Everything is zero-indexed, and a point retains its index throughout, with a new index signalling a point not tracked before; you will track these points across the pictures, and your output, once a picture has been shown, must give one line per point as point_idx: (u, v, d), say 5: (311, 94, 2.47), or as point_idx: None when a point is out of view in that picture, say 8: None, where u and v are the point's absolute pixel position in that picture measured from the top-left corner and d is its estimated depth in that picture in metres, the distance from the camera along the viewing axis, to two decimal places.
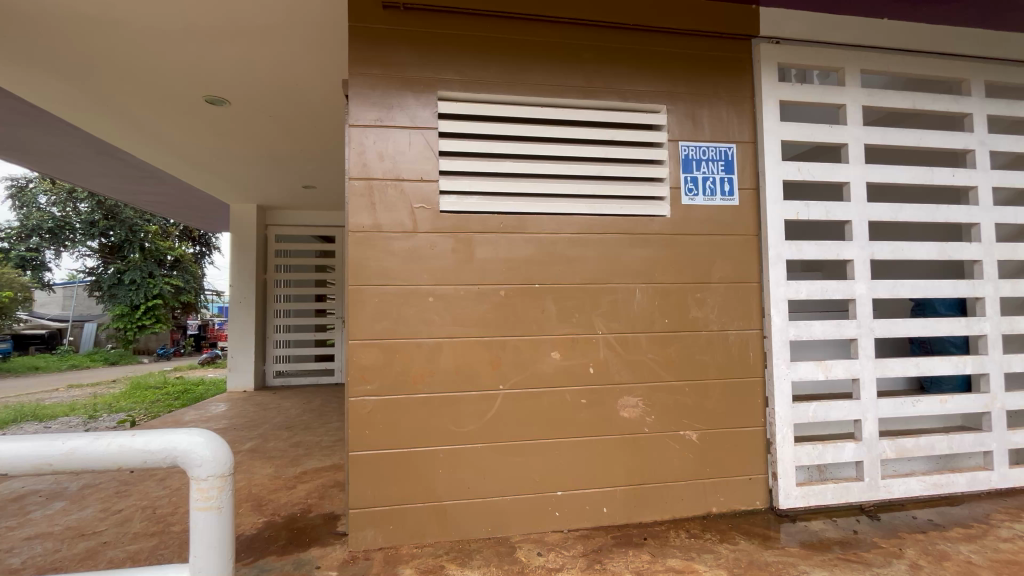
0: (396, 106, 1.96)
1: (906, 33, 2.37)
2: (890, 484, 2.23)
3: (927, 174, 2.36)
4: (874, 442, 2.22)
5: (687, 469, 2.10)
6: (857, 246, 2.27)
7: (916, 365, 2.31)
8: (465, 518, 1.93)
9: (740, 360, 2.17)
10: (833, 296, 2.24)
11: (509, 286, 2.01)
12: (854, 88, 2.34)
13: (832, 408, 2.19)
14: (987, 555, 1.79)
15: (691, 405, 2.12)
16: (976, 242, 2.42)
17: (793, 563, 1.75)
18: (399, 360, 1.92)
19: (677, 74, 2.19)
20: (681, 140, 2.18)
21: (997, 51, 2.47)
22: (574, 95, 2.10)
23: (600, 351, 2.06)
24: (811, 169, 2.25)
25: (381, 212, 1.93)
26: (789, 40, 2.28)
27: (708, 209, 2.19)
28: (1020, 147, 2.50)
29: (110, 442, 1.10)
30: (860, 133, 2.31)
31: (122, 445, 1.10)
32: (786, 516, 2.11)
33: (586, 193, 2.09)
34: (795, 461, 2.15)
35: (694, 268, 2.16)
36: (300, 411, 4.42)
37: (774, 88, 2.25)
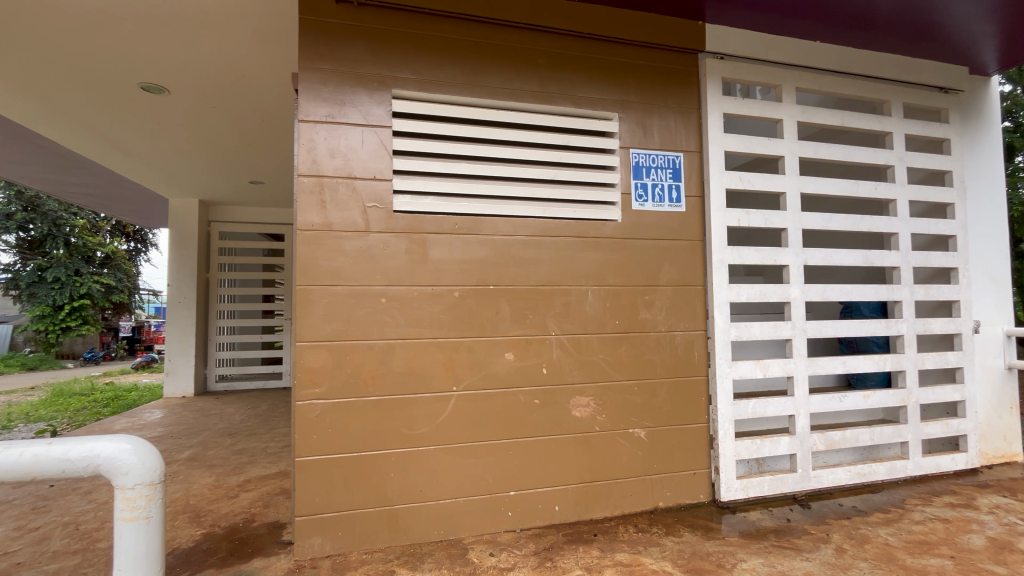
0: (348, 103, 1.92)
1: (834, 57, 2.57)
2: (820, 474, 2.39)
3: (854, 187, 2.55)
4: (806, 436, 2.38)
5: (636, 466, 2.17)
6: (792, 252, 2.43)
7: (843, 363, 2.49)
8: (417, 521, 1.91)
9: (686, 360, 2.27)
10: (770, 299, 2.38)
11: (463, 288, 2.01)
12: (790, 104, 2.50)
13: (769, 404, 2.34)
14: (902, 537, 1.95)
15: (640, 403, 2.19)
16: (895, 251, 2.64)
17: (732, 552, 1.84)
18: (350, 362, 1.87)
19: (629, 84, 2.27)
20: (632, 148, 2.25)
21: (912, 76, 2.72)
22: (529, 99, 2.12)
23: (553, 351, 2.09)
24: (752, 179, 2.39)
25: (332, 210, 1.89)
26: (732, 56, 2.41)
27: (658, 215, 2.27)
28: (932, 164, 2.75)
29: (42, 455, 1.22)
30: (795, 146, 2.47)
31: (53, 459, 1.23)
32: (727, 508, 2.22)
33: (540, 197, 2.12)
34: (736, 455, 2.27)
35: (644, 271, 2.23)
36: (245, 417, 4.22)
37: (718, 101, 2.37)
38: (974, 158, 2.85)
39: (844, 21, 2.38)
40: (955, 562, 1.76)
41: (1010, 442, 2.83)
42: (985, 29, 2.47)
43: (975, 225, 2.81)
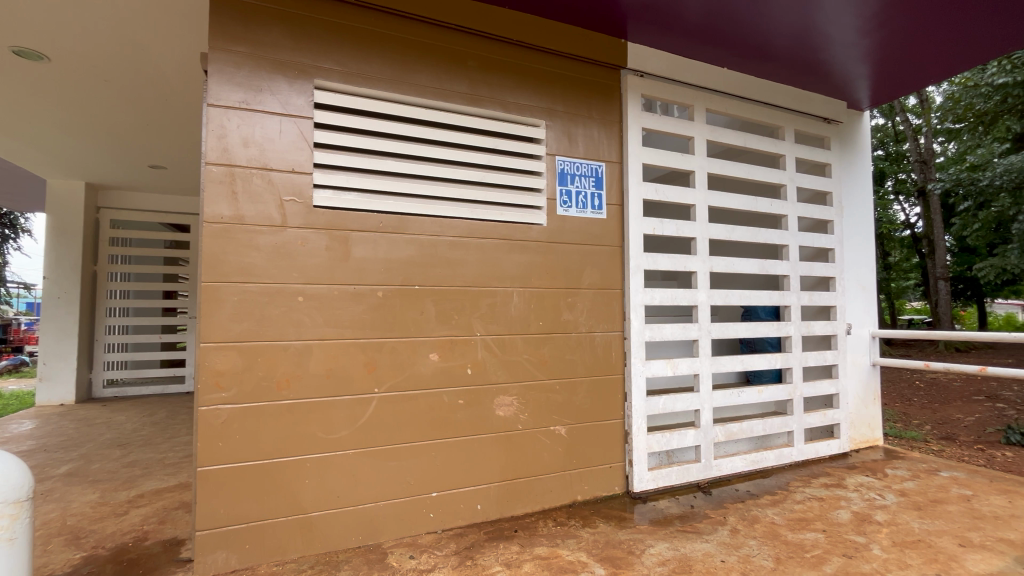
0: (265, 89, 1.82)
1: (738, 83, 2.83)
2: (720, 463, 2.62)
3: (753, 202, 2.82)
4: (709, 429, 2.59)
5: (556, 462, 2.25)
6: (700, 260, 2.64)
7: (741, 361, 2.74)
8: (334, 528, 1.84)
9: (604, 359, 2.39)
10: (680, 302, 2.57)
11: (387, 287, 1.97)
12: (701, 123, 2.72)
13: (677, 400, 2.52)
14: (785, 515, 2.20)
15: (560, 401, 2.27)
16: (786, 260, 2.95)
17: (641, 539, 1.97)
18: (261, 364, 1.77)
19: (556, 92, 2.35)
20: (558, 155, 2.34)
21: (802, 105, 3.07)
22: (458, 100, 2.13)
23: (477, 352, 2.11)
24: (666, 191, 2.57)
25: (244, 203, 1.77)
26: (651, 74, 2.58)
27: (581, 220, 2.37)
28: (817, 185, 3.12)
29: None
30: (705, 162, 2.69)
31: None
32: (639, 498, 2.37)
33: (468, 198, 2.13)
34: (647, 448, 2.43)
35: (567, 274, 2.32)
36: (138, 425, 3.82)
37: (638, 116, 2.52)
38: (850, 181, 3.26)
39: (747, 52, 2.63)
40: (826, 534, 2.01)
41: (873, 429, 3.27)
42: (859, 69, 2.84)
43: (849, 240, 3.22)
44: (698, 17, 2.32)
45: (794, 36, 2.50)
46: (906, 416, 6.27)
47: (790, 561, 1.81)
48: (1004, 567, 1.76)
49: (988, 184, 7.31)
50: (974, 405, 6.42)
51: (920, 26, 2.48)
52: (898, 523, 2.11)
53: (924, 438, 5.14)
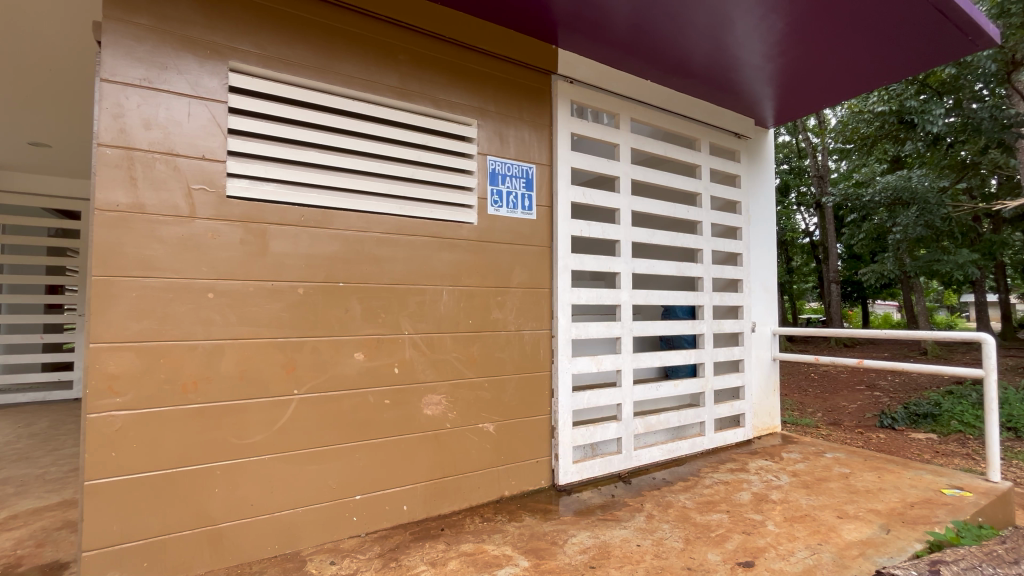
0: (171, 68, 1.67)
1: (660, 95, 3.01)
2: (640, 453, 2.78)
3: (672, 208, 3.01)
4: (629, 421, 2.74)
5: (483, 459, 2.27)
6: (623, 261, 2.77)
7: (659, 357, 2.92)
8: (247, 538, 1.74)
9: (533, 357, 2.44)
10: (605, 301, 2.69)
11: (309, 284, 1.89)
12: (626, 131, 2.85)
13: (600, 394, 2.64)
14: (695, 499, 2.37)
15: (489, 399, 2.29)
16: (700, 263, 3.18)
17: (564, 529, 2.04)
18: (163, 366, 1.63)
19: (488, 92, 2.37)
20: (489, 155, 2.36)
21: (716, 120, 3.32)
22: (387, 94, 2.09)
23: (405, 351, 2.08)
24: (593, 195, 2.67)
25: (145, 190, 1.62)
26: (580, 82, 2.67)
27: (510, 220, 2.41)
28: (728, 195, 3.38)
29: None
30: (629, 169, 2.83)
31: None
32: (564, 490, 2.46)
33: (396, 194, 2.09)
34: (572, 441, 2.53)
35: (496, 273, 2.35)
36: (12, 438, 3.35)
37: (567, 121, 2.61)
38: (756, 192, 3.57)
39: (668, 66, 2.81)
40: (730, 514, 2.20)
41: (772, 417, 3.61)
42: (765, 90, 3.13)
43: (755, 245, 3.53)
44: (624, 30, 2.44)
45: (709, 55, 2.70)
46: (802, 405, 6.98)
47: (697, 541, 1.95)
48: (872, 534, 2.02)
49: (870, 200, 8.30)
50: (857, 393, 7.29)
51: (815, 56, 2.78)
52: (790, 501, 2.36)
53: (816, 424, 5.75)
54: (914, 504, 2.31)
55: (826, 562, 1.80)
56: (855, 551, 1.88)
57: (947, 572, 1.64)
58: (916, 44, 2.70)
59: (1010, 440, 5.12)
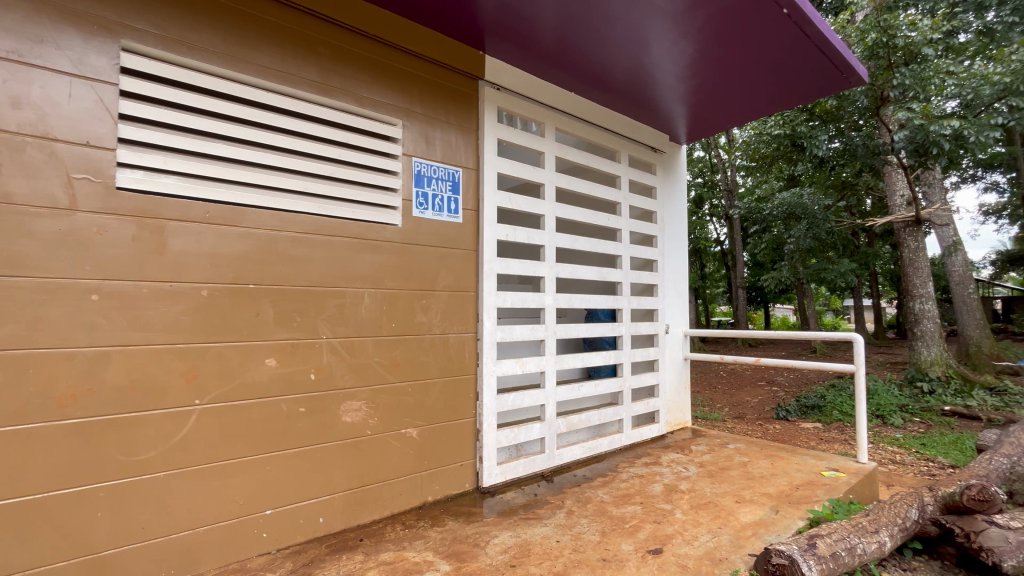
0: (47, 41, 1.49)
1: (582, 107, 3.15)
2: (562, 452, 2.87)
3: (594, 216, 3.14)
4: (552, 421, 2.82)
5: (405, 465, 2.22)
6: (547, 266, 2.85)
7: (581, 359, 3.03)
8: (137, 565, 1.58)
9: (457, 360, 2.44)
10: (529, 305, 2.75)
11: (214, 285, 1.76)
12: (550, 140, 2.95)
13: (525, 395, 2.69)
14: (612, 493, 2.49)
15: (412, 403, 2.26)
16: (620, 269, 3.34)
17: (487, 531, 2.06)
18: (33, 377, 1.44)
19: (413, 92, 2.34)
20: (414, 156, 2.33)
21: (634, 134, 3.52)
22: (306, 87, 2.00)
23: (322, 356, 2.00)
24: (518, 200, 2.73)
25: (12, 177, 1.43)
26: (506, 89, 2.72)
27: (436, 223, 2.39)
28: (645, 204, 3.60)
29: None
30: (553, 176, 2.92)
31: None
32: (488, 492, 2.48)
33: (314, 192, 2.01)
34: (496, 443, 2.55)
35: (420, 276, 2.32)
36: None
37: (493, 127, 2.64)
38: (670, 203, 3.82)
39: (590, 80, 2.94)
40: (643, 506, 2.33)
41: (683, 412, 3.87)
42: (678, 109, 3.38)
43: (669, 253, 3.77)
44: (550, 42, 2.52)
45: (628, 72, 2.87)
46: (711, 400, 7.54)
47: (612, 533, 2.05)
48: (764, 515, 2.23)
49: (769, 213, 9.18)
50: (758, 389, 8.03)
51: (721, 81, 3.04)
52: (696, 489, 2.55)
53: (723, 418, 6.25)
54: (798, 486, 2.59)
55: (724, 543, 1.97)
56: (749, 531, 2.07)
57: (822, 544, 1.88)
58: (803, 78, 3.04)
59: (878, 426, 5.88)
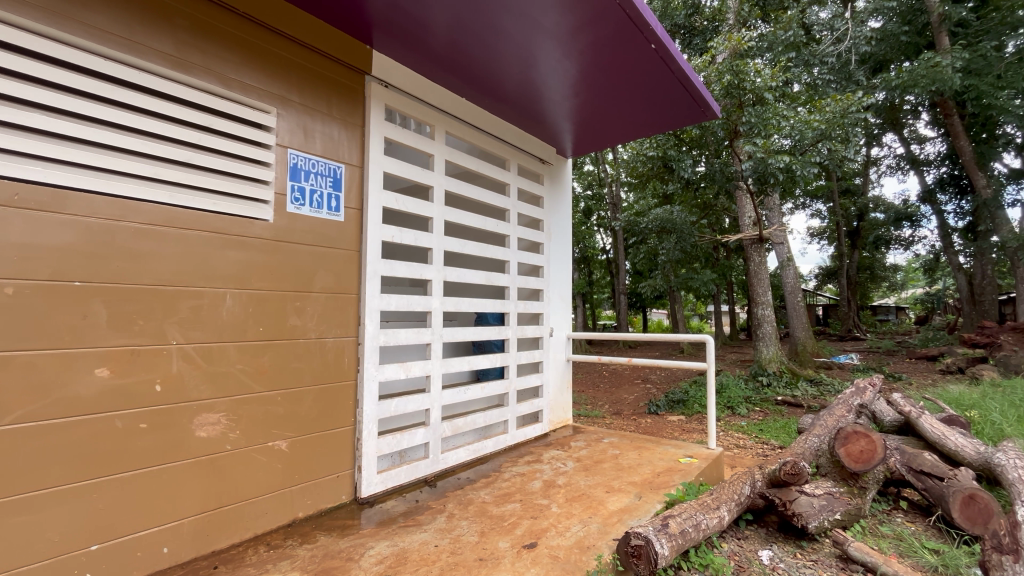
0: None
1: (472, 113, 3.20)
2: (447, 456, 2.87)
3: (483, 221, 3.19)
4: (437, 425, 2.79)
5: (273, 481, 2.05)
6: (435, 269, 2.83)
7: (469, 362, 3.05)
8: None
9: (335, 365, 2.32)
10: (415, 308, 2.70)
11: (24, 282, 1.47)
12: (440, 143, 2.94)
13: (409, 401, 2.64)
14: (494, 493, 2.55)
15: (281, 414, 2.09)
16: (508, 274, 3.44)
17: (363, 543, 1.99)
18: None
19: (290, 80, 2.19)
20: (291, 148, 2.18)
21: (523, 144, 3.66)
22: (159, 61, 1.77)
23: (171, 364, 1.77)
24: (405, 202, 2.67)
25: None
26: (394, 87, 2.67)
27: (314, 220, 2.26)
28: (533, 213, 3.74)
29: None
30: (442, 179, 2.92)
31: None
32: (366, 503, 2.38)
33: (166, 179, 1.78)
34: (377, 451, 2.46)
35: (293, 276, 2.16)
36: None
37: (380, 124, 2.57)
38: (557, 212, 4.03)
39: (482, 88, 3.01)
40: (521, 503, 2.42)
41: (565, 411, 4.08)
42: (564, 125, 3.60)
43: (554, 260, 3.97)
44: (440, 46, 2.53)
45: (517, 84, 2.98)
46: (594, 399, 8.07)
47: (491, 532, 2.10)
48: (629, 502, 2.45)
49: (645, 227, 10.13)
50: (634, 387, 8.78)
51: (602, 103, 3.31)
52: (571, 483, 2.71)
53: (603, 415, 6.72)
54: (660, 473, 2.88)
55: (592, 531, 2.12)
56: (615, 518, 2.26)
57: (673, 523, 2.12)
58: (670, 108, 3.43)
59: (728, 416, 6.78)
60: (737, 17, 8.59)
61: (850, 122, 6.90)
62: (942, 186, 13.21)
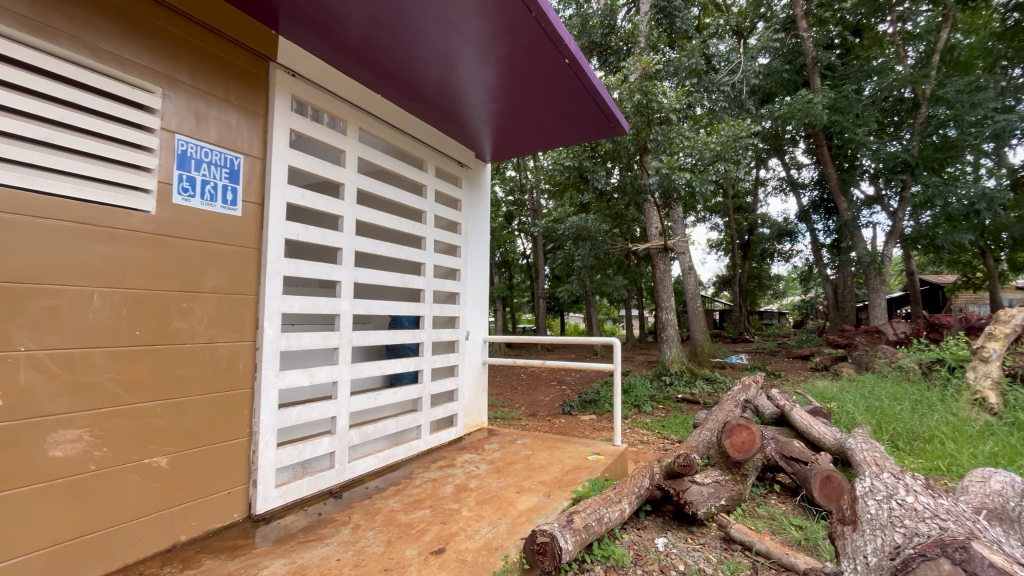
0: None
1: (388, 110, 3.12)
2: (354, 465, 2.74)
3: (398, 221, 3.11)
4: (344, 433, 2.67)
5: (149, 502, 1.84)
6: (345, 270, 2.71)
7: (380, 367, 2.95)
8: None
9: (228, 373, 2.13)
10: (322, 311, 2.56)
11: None
12: (352, 139, 2.83)
13: (313, 409, 2.49)
14: (403, 500, 2.49)
15: (161, 428, 1.88)
16: (423, 276, 3.38)
17: (256, 563, 1.85)
18: None
19: (180, 58, 1.99)
20: (179, 133, 1.98)
21: (442, 146, 3.64)
22: (10, 22, 1.53)
23: (18, 374, 1.52)
24: (313, 198, 2.53)
25: None
26: (302, 77, 2.53)
27: (205, 214, 2.06)
28: (450, 215, 3.72)
29: None
30: (354, 177, 2.81)
31: None
32: (261, 520, 2.21)
33: (16, 159, 1.53)
34: (275, 463, 2.29)
35: (179, 274, 1.96)
36: None
37: (286, 115, 2.42)
38: (475, 215, 4.04)
39: (399, 87, 2.95)
40: (431, 509, 2.39)
41: (481, 414, 4.09)
42: (482, 131, 3.64)
43: (472, 263, 3.97)
44: (354, 39, 2.45)
45: (436, 86, 2.95)
46: (511, 401, 8.18)
47: (398, 540, 2.05)
48: (537, 500, 2.51)
49: (562, 234, 10.50)
50: (551, 388, 9.02)
51: (520, 112, 3.38)
52: (483, 486, 2.72)
53: (519, 416, 6.84)
54: (568, 471, 2.99)
55: (501, 532, 2.15)
56: (523, 517, 2.30)
57: (577, 519, 2.22)
58: (584, 122, 3.59)
59: (635, 414, 7.21)
60: (648, 41, 9.23)
61: (741, 146, 7.66)
62: (814, 208, 15.13)
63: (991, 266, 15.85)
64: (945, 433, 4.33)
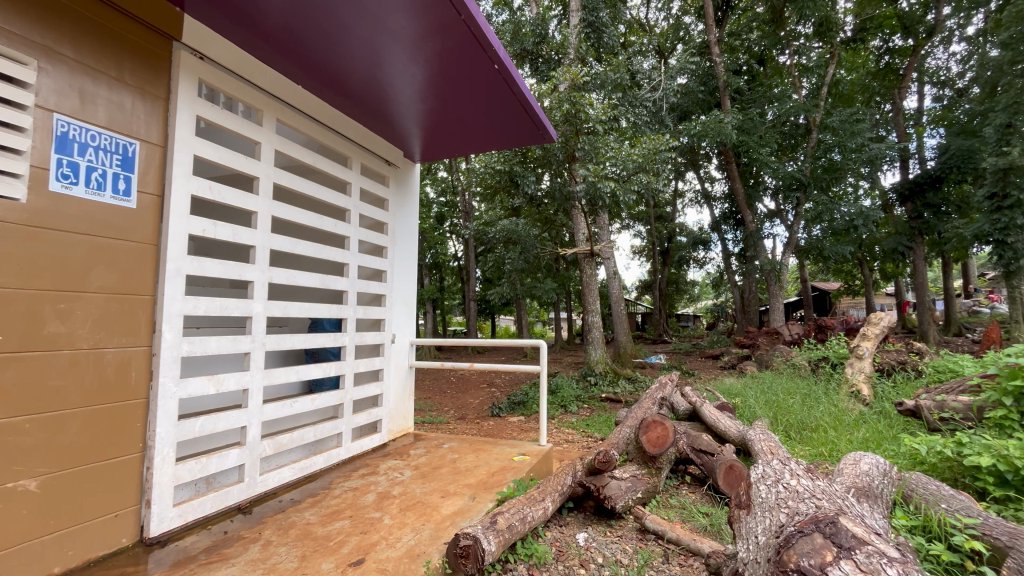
0: None
1: (310, 103, 2.98)
2: (266, 478, 2.56)
3: (318, 219, 2.97)
4: (255, 444, 2.49)
5: (13, 533, 1.60)
6: (258, 269, 2.53)
7: (297, 372, 2.79)
8: None
9: (117, 382, 1.92)
10: (231, 313, 2.36)
11: None
12: (269, 131, 2.67)
13: (219, 419, 2.30)
14: (320, 512, 2.38)
15: (31, 446, 1.65)
16: (346, 277, 3.25)
17: None
18: None
19: (61, 29, 1.76)
20: (60, 113, 1.76)
21: (368, 143, 3.52)
22: None
23: None
24: (222, 192, 2.35)
25: None
26: (212, 61, 2.34)
27: (91, 205, 1.85)
28: (376, 215, 3.61)
29: None
30: (270, 170, 2.64)
31: None
32: (155, 543, 2.01)
33: None
34: (173, 480, 2.09)
35: (57, 272, 1.74)
36: None
37: (192, 101, 2.23)
38: (403, 216, 3.95)
39: (322, 79, 2.83)
40: (351, 519, 2.30)
41: (406, 419, 3.99)
42: (411, 131, 3.57)
43: (398, 265, 3.88)
44: (273, 25, 2.32)
45: (362, 81, 2.86)
46: (440, 405, 8.06)
47: (313, 554, 1.95)
48: (462, 504, 2.50)
49: (493, 237, 10.55)
50: (480, 391, 9.01)
51: (450, 114, 3.37)
52: (406, 492, 2.66)
53: (448, 420, 6.76)
54: (494, 472, 3.01)
55: (423, 538, 2.11)
56: (447, 522, 2.29)
57: (501, 520, 2.24)
58: (514, 128, 3.65)
59: (561, 414, 7.40)
60: (576, 53, 9.55)
61: (660, 160, 8.16)
62: (724, 219, 16.44)
63: (866, 275, 18.10)
64: (827, 423, 4.87)
